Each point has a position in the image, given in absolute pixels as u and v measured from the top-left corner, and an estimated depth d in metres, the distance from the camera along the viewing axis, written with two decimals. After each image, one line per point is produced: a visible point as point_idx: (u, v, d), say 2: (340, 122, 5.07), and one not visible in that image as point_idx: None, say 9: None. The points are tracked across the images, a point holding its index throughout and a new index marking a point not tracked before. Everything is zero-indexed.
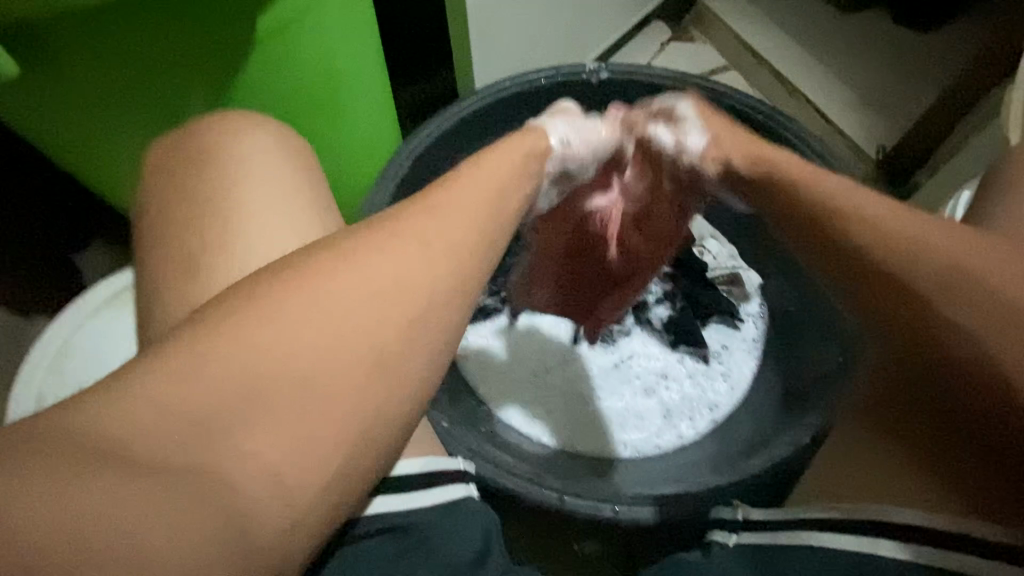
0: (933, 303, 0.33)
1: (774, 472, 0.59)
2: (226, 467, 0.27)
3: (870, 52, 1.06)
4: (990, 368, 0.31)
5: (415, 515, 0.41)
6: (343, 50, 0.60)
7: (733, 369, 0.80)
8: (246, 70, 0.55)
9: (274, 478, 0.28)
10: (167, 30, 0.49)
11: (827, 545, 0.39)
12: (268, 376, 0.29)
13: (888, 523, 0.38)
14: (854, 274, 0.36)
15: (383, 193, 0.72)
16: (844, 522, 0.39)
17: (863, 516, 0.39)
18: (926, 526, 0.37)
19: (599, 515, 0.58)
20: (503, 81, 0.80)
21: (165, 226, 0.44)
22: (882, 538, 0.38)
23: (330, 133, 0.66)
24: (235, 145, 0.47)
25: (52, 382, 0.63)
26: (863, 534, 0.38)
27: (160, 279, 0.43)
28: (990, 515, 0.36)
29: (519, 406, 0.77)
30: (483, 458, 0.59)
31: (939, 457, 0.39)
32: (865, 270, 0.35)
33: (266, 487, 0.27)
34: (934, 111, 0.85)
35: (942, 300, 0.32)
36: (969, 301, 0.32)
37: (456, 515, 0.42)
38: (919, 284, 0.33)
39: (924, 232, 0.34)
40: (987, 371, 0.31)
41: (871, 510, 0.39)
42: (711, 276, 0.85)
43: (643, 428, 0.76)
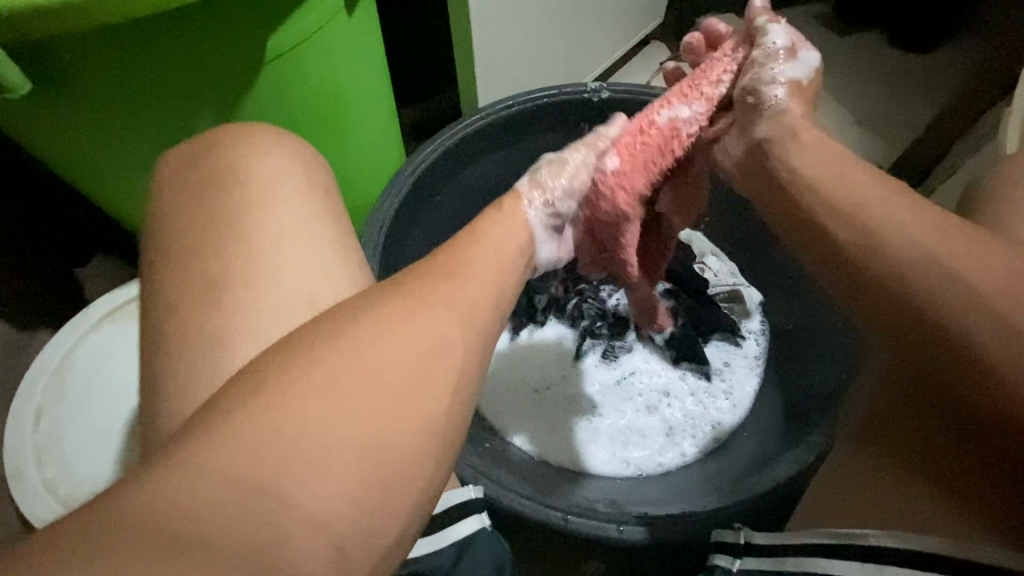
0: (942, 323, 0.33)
1: (777, 490, 0.59)
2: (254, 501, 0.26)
3: (865, 74, 1.08)
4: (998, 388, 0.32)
5: (438, 556, 0.46)
6: (351, 67, 0.62)
7: (735, 387, 0.79)
8: (258, 87, 0.56)
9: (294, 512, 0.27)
10: (177, 50, 0.50)
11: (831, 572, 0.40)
12: (289, 413, 0.28)
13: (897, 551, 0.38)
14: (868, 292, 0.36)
15: (388, 208, 0.73)
16: (854, 550, 0.39)
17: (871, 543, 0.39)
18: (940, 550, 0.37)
19: (603, 535, 0.57)
20: (507, 99, 0.81)
21: (177, 245, 0.44)
22: (890, 564, 0.38)
23: (333, 151, 0.66)
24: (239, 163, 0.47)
25: (53, 399, 0.63)
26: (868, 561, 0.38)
27: (169, 300, 0.43)
28: (998, 532, 0.36)
29: (520, 423, 0.76)
30: (489, 478, 0.58)
31: (947, 478, 0.39)
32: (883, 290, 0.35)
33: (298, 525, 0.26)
34: (931, 130, 0.87)
35: (953, 318, 0.33)
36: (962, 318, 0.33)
37: (472, 549, 0.47)
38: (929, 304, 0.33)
39: (935, 251, 0.35)
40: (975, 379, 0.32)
41: (876, 537, 0.39)
42: (712, 293, 0.85)
43: (646, 446, 0.76)
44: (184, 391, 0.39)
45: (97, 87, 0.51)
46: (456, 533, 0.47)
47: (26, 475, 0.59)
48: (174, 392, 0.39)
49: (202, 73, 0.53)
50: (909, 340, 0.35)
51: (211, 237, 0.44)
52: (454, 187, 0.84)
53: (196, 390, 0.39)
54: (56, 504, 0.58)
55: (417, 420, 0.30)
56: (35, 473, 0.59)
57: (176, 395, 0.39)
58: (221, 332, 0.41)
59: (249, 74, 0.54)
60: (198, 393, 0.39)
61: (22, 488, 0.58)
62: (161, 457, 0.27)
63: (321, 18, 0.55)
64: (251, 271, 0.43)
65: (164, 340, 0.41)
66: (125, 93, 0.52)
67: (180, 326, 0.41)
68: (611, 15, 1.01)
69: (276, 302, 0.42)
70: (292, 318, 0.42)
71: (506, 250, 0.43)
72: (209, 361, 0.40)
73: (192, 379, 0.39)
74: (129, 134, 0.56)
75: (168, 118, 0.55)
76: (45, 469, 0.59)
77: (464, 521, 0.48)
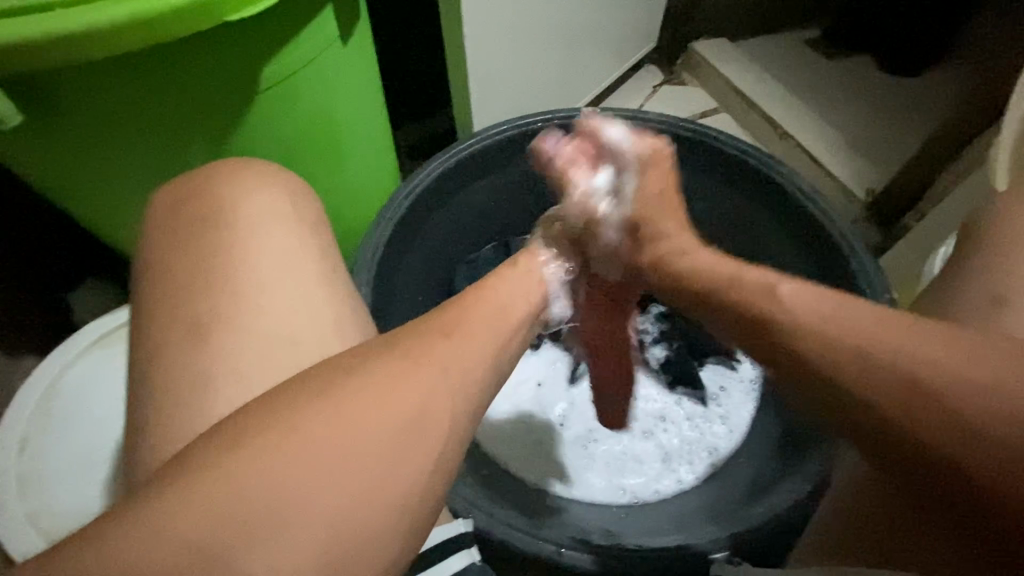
0: None
1: (773, 522, 0.58)
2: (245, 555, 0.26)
3: (854, 98, 1.09)
4: None
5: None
6: (344, 95, 0.62)
7: (731, 412, 0.79)
8: (251, 117, 0.56)
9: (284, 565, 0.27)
10: (173, 81, 0.50)
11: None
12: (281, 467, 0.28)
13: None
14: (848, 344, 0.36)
15: (381, 232, 0.73)
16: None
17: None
18: None
19: (596, 569, 0.56)
20: (501, 124, 0.81)
21: (166, 280, 0.44)
22: None
23: (328, 178, 0.66)
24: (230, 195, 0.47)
25: (39, 426, 0.62)
26: None
27: (156, 333, 0.42)
28: None
29: (515, 450, 0.75)
30: (480, 511, 0.57)
31: None
32: None
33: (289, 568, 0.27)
34: (922, 155, 0.87)
35: None
36: (890, 391, 0.31)
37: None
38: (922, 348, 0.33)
39: None
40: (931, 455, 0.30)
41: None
42: (707, 316, 0.85)
43: (642, 473, 0.75)
44: (169, 427, 0.39)
45: (92, 116, 0.51)
46: (445, 569, 0.49)
47: (9, 505, 0.57)
48: (161, 429, 0.39)
49: (193, 103, 0.52)
50: (854, 428, 0.32)
51: (201, 270, 0.44)
52: (449, 211, 0.84)
53: (180, 425, 0.39)
54: (39, 536, 0.57)
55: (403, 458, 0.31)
56: (18, 505, 0.58)
57: (162, 430, 0.39)
58: (209, 364, 0.41)
59: (243, 104, 0.54)
60: (182, 429, 0.39)
61: (5, 519, 0.56)
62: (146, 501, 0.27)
63: (316, 48, 0.56)
64: (239, 303, 0.43)
65: (148, 373, 0.41)
66: (120, 122, 0.52)
67: (167, 358, 0.41)
68: (605, 40, 1.02)
69: (264, 334, 0.42)
70: (281, 352, 0.42)
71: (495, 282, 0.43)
72: (194, 396, 0.40)
73: (177, 414, 0.39)
74: (123, 163, 0.56)
75: (162, 147, 0.55)
76: (27, 500, 0.58)
77: (452, 558, 0.50)
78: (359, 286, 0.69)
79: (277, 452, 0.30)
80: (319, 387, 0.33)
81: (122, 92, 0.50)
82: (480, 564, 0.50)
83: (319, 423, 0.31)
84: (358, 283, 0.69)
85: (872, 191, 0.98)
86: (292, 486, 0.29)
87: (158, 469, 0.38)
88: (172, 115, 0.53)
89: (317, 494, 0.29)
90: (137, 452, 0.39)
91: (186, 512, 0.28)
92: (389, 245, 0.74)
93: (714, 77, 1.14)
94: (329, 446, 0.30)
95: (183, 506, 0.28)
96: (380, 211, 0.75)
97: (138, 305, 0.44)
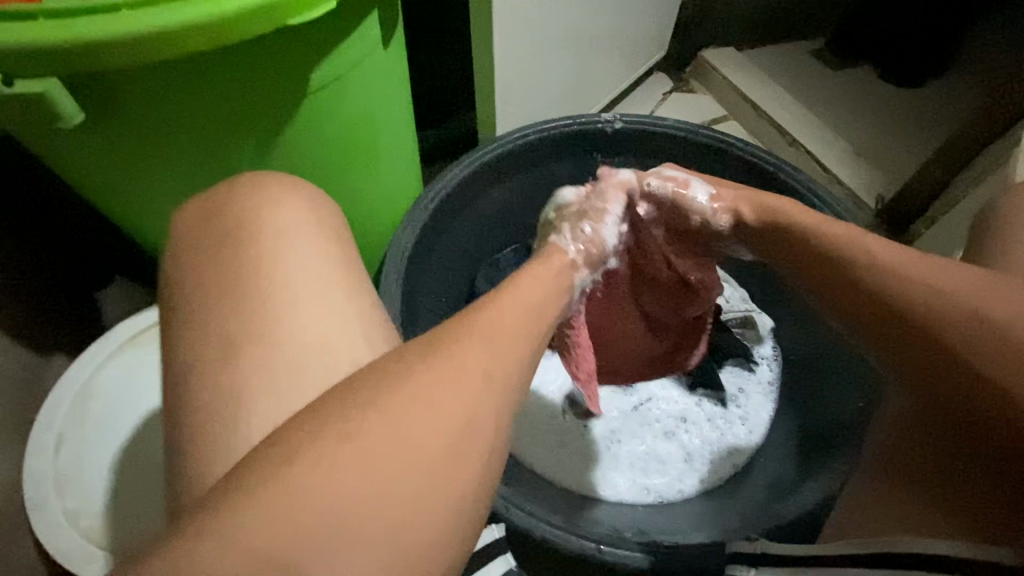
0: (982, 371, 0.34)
1: (804, 519, 0.59)
2: None
3: (859, 107, 1.12)
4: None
5: None
6: (382, 99, 0.63)
7: (750, 413, 0.80)
8: (296, 121, 0.57)
9: None
10: (220, 87, 0.51)
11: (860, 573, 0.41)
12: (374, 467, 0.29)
13: (917, 556, 0.39)
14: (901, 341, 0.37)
15: (411, 233, 0.74)
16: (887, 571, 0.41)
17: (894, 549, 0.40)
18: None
19: (634, 565, 0.57)
20: (526, 129, 0.83)
21: (228, 278, 0.44)
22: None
23: (361, 183, 0.67)
24: (280, 200, 0.48)
25: (75, 425, 0.61)
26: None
27: (219, 331, 0.43)
28: None
29: (539, 450, 0.76)
30: (518, 508, 0.58)
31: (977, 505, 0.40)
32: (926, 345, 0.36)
33: None
34: (933, 164, 0.90)
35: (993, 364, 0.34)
36: (955, 348, 0.35)
37: None
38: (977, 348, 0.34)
39: (959, 294, 0.36)
40: (993, 395, 0.34)
41: (902, 542, 0.40)
42: (725, 319, 0.87)
43: (665, 472, 0.76)
44: (232, 426, 0.40)
45: (142, 120, 0.51)
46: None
47: (48, 504, 0.57)
48: (232, 425, 0.40)
49: (242, 105, 0.53)
50: (927, 362, 0.37)
51: (257, 274, 0.45)
52: (470, 214, 0.85)
53: (243, 424, 0.40)
54: (78, 534, 0.57)
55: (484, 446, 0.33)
56: (57, 503, 0.57)
57: (232, 426, 0.40)
58: (268, 366, 0.42)
59: (288, 108, 0.55)
60: (246, 429, 0.40)
61: (44, 518, 0.56)
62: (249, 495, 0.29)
63: (361, 52, 0.57)
64: (292, 305, 0.44)
65: (207, 373, 0.42)
66: (166, 126, 0.52)
67: (234, 356, 0.42)
68: (622, 47, 1.04)
69: (319, 338, 0.43)
70: (336, 354, 0.43)
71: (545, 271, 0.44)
72: (257, 396, 0.41)
73: (239, 414, 0.40)
74: (169, 165, 0.56)
75: (205, 151, 0.56)
76: (65, 498, 0.58)
77: (493, 564, 0.53)
78: (389, 288, 0.70)
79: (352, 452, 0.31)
80: (393, 382, 0.33)
81: (176, 94, 0.50)
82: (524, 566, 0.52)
83: (390, 420, 0.32)
84: (387, 285, 0.70)
85: (882, 198, 1.00)
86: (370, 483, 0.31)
87: (223, 468, 0.39)
88: (222, 119, 0.53)
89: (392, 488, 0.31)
90: (198, 450, 0.40)
91: (275, 509, 0.29)
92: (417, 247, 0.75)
93: (725, 85, 1.17)
94: (401, 443, 0.32)
95: (272, 504, 0.29)
96: (409, 213, 0.76)
97: (196, 303, 0.44)
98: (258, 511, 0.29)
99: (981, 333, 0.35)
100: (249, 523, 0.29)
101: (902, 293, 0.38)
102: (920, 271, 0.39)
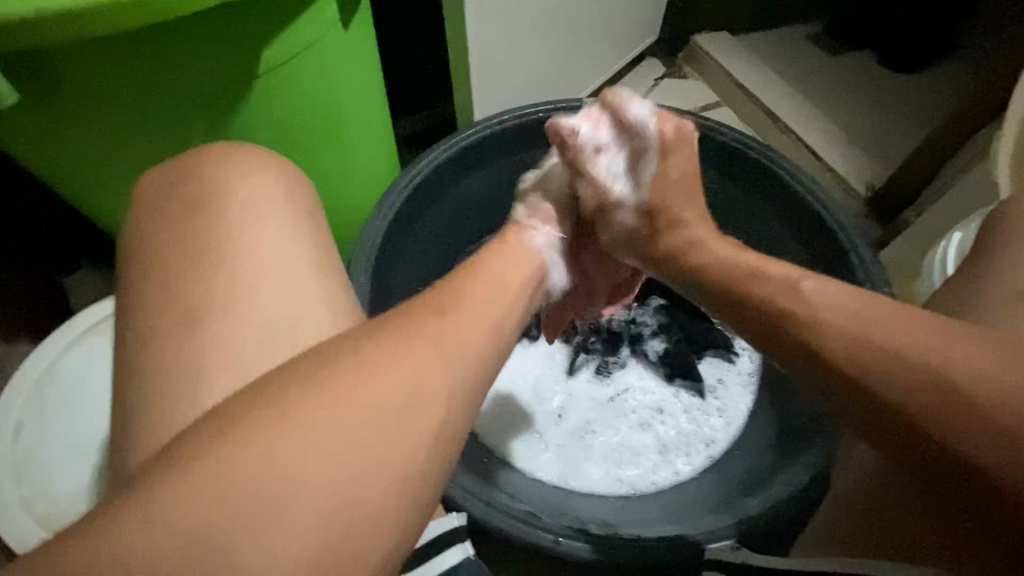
0: None
1: (771, 514, 0.58)
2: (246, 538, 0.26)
3: (854, 92, 1.09)
4: None
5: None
6: (344, 81, 0.61)
7: (728, 405, 0.79)
8: (252, 102, 0.55)
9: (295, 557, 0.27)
10: (168, 64, 0.50)
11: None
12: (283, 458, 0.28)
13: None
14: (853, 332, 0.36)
15: (381, 220, 0.73)
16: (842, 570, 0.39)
17: None
18: None
19: (595, 558, 0.56)
20: (503, 114, 0.81)
21: (168, 262, 0.43)
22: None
23: (327, 166, 0.66)
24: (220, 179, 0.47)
25: (33, 412, 0.62)
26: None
27: (158, 316, 0.42)
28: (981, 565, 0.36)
29: (511, 439, 0.75)
30: (478, 499, 0.58)
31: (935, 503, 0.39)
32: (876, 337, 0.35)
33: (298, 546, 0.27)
34: (923, 151, 0.87)
35: None
36: (913, 408, 0.30)
37: None
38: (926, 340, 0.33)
39: None
40: (962, 478, 0.29)
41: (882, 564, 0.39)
42: (706, 310, 0.85)
43: (639, 464, 0.75)
44: (161, 413, 0.39)
45: (91, 99, 0.50)
46: (443, 562, 0.49)
47: (3, 490, 0.57)
48: (165, 412, 0.39)
49: (193, 85, 0.52)
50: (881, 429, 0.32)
51: (196, 256, 0.43)
52: (447, 200, 0.83)
53: (181, 413, 0.39)
54: (33, 521, 0.57)
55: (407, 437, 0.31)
56: (11, 489, 0.58)
57: (165, 414, 0.39)
58: (202, 351, 0.41)
59: (242, 88, 0.54)
60: (174, 415, 0.39)
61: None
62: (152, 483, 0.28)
63: (318, 31, 0.55)
64: (228, 289, 0.43)
65: (139, 358, 0.41)
66: (117, 104, 0.51)
67: (170, 341, 0.41)
68: (607, 31, 1.02)
69: (256, 323, 0.42)
70: (275, 340, 0.42)
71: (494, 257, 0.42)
72: (189, 383, 0.40)
73: (181, 402, 0.39)
74: (123, 147, 0.55)
75: (159, 132, 0.54)
76: (21, 485, 0.58)
77: (451, 550, 0.50)
78: (357, 276, 0.69)
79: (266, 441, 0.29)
80: (316, 369, 0.32)
81: (122, 73, 0.49)
82: (475, 557, 0.51)
83: (312, 408, 0.30)
84: (355, 273, 0.69)
85: (872, 186, 0.98)
86: (284, 472, 0.29)
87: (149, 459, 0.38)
88: (173, 98, 0.52)
89: (309, 481, 0.29)
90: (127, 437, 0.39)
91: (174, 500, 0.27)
92: (388, 234, 0.74)
93: (715, 70, 1.14)
94: (319, 433, 0.30)
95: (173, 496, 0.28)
96: (380, 199, 0.75)
97: (138, 287, 0.43)
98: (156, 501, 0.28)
99: (926, 386, 0.30)
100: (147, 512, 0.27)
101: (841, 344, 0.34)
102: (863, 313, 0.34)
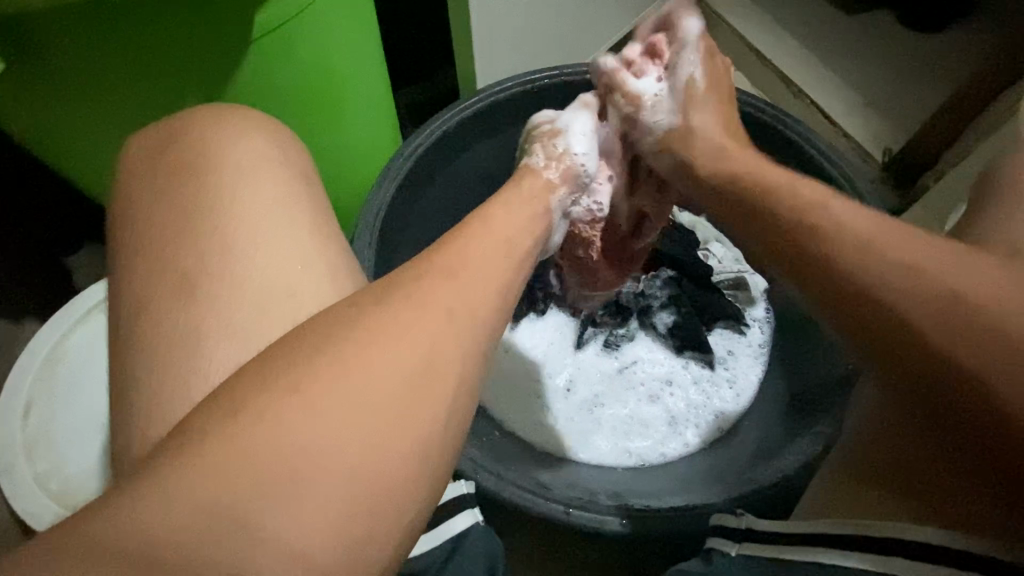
0: (936, 321, 0.30)
1: (782, 482, 0.58)
2: (255, 506, 0.26)
3: (873, 51, 1.04)
4: (970, 390, 0.29)
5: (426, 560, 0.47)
6: (341, 45, 0.59)
7: (738, 376, 0.78)
8: (246, 65, 0.53)
9: (308, 524, 0.26)
10: (159, 27, 0.48)
11: (826, 559, 0.39)
12: (288, 427, 0.27)
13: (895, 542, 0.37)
14: (855, 291, 0.33)
15: (382, 195, 0.71)
16: (856, 538, 0.38)
17: (865, 533, 0.38)
18: (941, 546, 0.35)
19: (603, 527, 0.57)
20: (507, 80, 0.78)
21: (170, 232, 0.42)
22: (885, 555, 0.37)
23: (326, 135, 0.64)
24: (212, 146, 0.46)
25: (42, 391, 0.62)
26: (868, 552, 0.37)
27: (158, 286, 0.41)
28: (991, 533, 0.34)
29: (522, 415, 0.75)
30: (487, 472, 0.58)
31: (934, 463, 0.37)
32: (871, 293, 0.33)
33: (311, 517, 0.26)
34: (945, 113, 0.83)
35: (971, 308, 0.30)
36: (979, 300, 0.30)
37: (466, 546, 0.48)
38: (930, 296, 0.31)
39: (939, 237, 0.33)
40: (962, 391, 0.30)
41: (882, 528, 0.37)
42: (716, 280, 0.83)
43: (648, 435, 0.74)
44: (153, 389, 0.38)
45: (82, 66, 0.49)
46: (450, 529, 0.48)
47: (17, 468, 0.59)
48: (174, 384, 0.38)
49: (184, 48, 0.50)
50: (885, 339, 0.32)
51: (195, 223, 0.43)
52: (452, 172, 0.81)
53: (185, 375, 0.38)
54: (47, 498, 0.58)
55: (426, 399, 0.30)
56: (27, 467, 0.59)
57: (172, 384, 0.38)
58: (199, 322, 0.40)
59: (236, 52, 0.52)
60: (165, 392, 0.38)
61: (16, 483, 0.58)
62: (162, 455, 0.27)
63: None
64: (229, 258, 0.42)
65: (135, 328, 0.40)
66: (108, 69, 0.50)
67: (177, 313, 0.40)
68: None
69: (256, 290, 0.41)
70: (271, 310, 0.41)
71: (499, 217, 0.41)
72: (189, 352, 0.39)
73: (189, 372, 0.38)
74: (117, 119, 0.54)
75: (152, 100, 0.53)
76: (35, 463, 0.59)
77: (458, 517, 0.49)
78: (361, 250, 0.67)
79: (262, 411, 0.27)
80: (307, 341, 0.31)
81: (112, 32, 0.47)
82: (483, 523, 0.50)
83: (311, 380, 0.28)
84: (360, 247, 0.67)
85: (889, 151, 0.95)
86: (288, 437, 0.27)
87: (143, 432, 0.37)
88: (165, 63, 0.50)
89: (313, 449, 0.27)
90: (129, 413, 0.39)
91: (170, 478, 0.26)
92: (391, 208, 0.72)
93: (726, 32, 1.11)
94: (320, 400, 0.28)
95: (170, 469, 0.26)
96: (382, 172, 0.73)
97: (135, 259, 0.42)
98: (149, 477, 0.26)
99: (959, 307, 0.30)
100: (140, 490, 0.26)
101: (866, 266, 0.33)
102: (876, 253, 0.33)
